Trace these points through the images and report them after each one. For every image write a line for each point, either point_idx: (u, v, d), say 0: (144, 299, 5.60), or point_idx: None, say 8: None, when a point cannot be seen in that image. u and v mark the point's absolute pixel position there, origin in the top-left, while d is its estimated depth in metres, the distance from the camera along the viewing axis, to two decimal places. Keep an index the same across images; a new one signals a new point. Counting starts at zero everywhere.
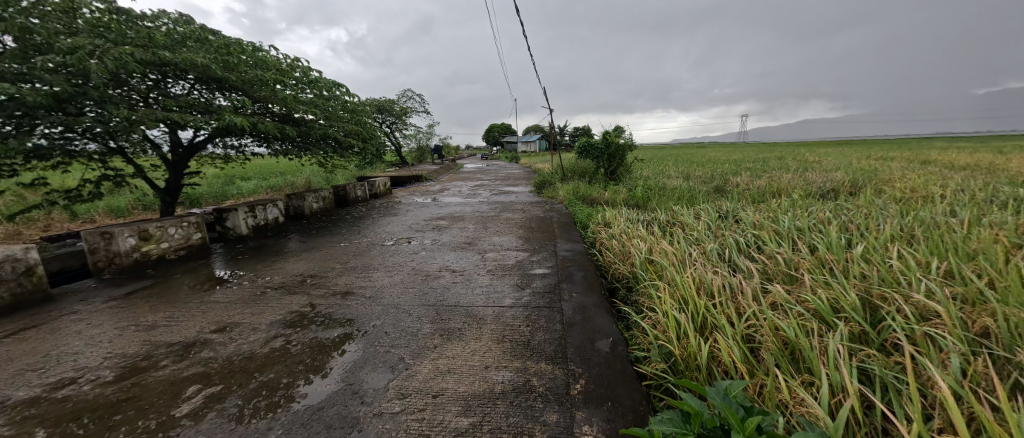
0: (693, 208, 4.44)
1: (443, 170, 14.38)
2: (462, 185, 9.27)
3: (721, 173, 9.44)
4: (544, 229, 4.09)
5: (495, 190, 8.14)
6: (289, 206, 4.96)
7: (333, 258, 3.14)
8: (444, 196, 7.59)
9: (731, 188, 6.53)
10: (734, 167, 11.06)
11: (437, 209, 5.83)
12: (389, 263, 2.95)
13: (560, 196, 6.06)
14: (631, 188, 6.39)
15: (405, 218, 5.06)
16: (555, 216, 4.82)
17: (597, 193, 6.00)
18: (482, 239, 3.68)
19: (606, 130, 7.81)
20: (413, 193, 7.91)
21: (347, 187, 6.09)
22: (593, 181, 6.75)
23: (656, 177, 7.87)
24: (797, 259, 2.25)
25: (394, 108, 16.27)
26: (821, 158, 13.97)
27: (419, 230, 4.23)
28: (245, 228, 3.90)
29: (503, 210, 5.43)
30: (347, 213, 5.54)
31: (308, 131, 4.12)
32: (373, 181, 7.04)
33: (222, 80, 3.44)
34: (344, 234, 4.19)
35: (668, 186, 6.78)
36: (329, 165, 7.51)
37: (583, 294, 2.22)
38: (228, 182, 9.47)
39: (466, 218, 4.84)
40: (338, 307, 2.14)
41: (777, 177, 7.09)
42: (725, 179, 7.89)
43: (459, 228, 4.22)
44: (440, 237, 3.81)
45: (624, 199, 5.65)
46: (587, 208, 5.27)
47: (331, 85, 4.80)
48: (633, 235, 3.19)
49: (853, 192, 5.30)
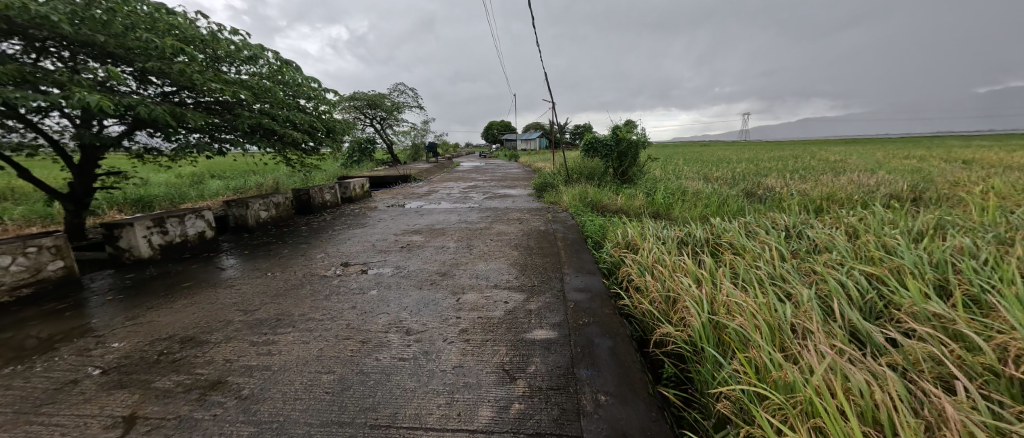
0: (737, 221, 3.46)
1: (436, 169, 13.44)
2: (453, 187, 8.31)
3: (742, 173, 8.50)
4: (545, 249, 3.11)
5: (489, 193, 7.16)
6: (228, 215, 4.01)
7: (241, 300, 2.17)
8: (431, 200, 6.61)
9: (763, 194, 5.59)
10: (752, 167, 10.12)
11: (417, 217, 4.86)
12: (314, 314, 1.97)
13: (565, 202, 5.08)
14: (645, 192, 5.45)
15: (374, 230, 4.09)
16: (559, 229, 3.86)
17: (609, 199, 5.04)
18: (462, 267, 2.70)
19: (615, 125, 6.84)
20: (396, 197, 6.94)
21: (311, 191, 5.13)
22: (602, 183, 5.80)
23: (672, 178, 6.92)
24: (992, 338, 1.30)
25: (385, 102, 15.25)
26: (842, 156, 13.04)
27: (383, 249, 3.26)
28: (148, 248, 2.95)
29: (495, 219, 4.47)
30: (306, 223, 4.57)
31: (234, 120, 3.10)
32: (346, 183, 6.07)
33: (87, 42, 2.39)
34: (285, 253, 3.22)
35: (689, 188, 5.82)
36: (298, 165, 6.55)
37: (621, 400, 1.25)
38: (193, 183, 8.48)
39: (448, 231, 3.88)
40: (171, 430, 1.17)
41: (816, 180, 6.11)
42: (751, 182, 6.91)
43: (435, 248, 3.25)
44: (406, 263, 2.83)
45: (641, 206, 4.67)
46: (598, 219, 4.30)
47: (279, 67, 3.84)
48: (675, 269, 2.22)
49: (920, 199, 4.37)
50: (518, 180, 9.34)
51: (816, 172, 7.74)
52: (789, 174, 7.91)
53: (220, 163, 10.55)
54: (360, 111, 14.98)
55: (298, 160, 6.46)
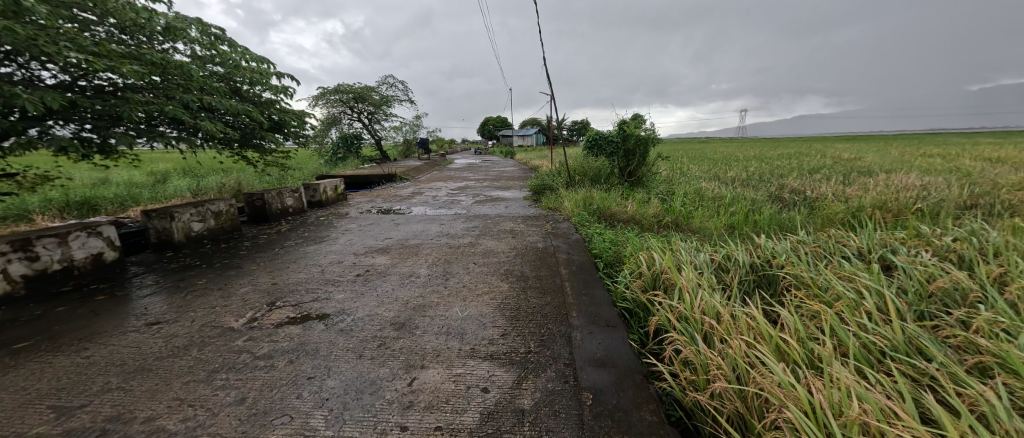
0: (788, 240, 2.73)
1: (426, 167, 12.62)
2: (441, 187, 7.52)
3: (758, 174, 7.78)
4: (545, 280, 2.36)
5: (481, 195, 6.39)
6: (149, 228, 3.20)
7: (73, 383, 1.40)
8: (414, 204, 5.85)
9: (794, 200, 4.88)
10: (766, 166, 9.41)
11: (392, 227, 4.08)
12: (169, 420, 1.21)
13: (566, 209, 4.34)
14: (659, 196, 4.72)
15: (333, 246, 3.31)
16: (561, 247, 3.10)
17: (618, 206, 4.30)
18: (429, 313, 1.94)
19: (622, 120, 6.10)
20: (375, 200, 6.15)
21: (267, 195, 4.30)
22: (609, 186, 5.05)
23: (685, 180, 6.19)
24: None
25: (373, 96, 14.40)
26: (857, 154, 12.38)
27: (333, 278, 2.49)
28: (5, 281, 2.17)
29: (483, 232, 3.70)
30: (255, 235, 3.79)
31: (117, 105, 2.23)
32: (315, 186, 5.29)
33: None
34: (201, 282, 2.44)
35: (709, 191, 5.10)
36: (262, 165, 5.75)
37: None
38: (151, 184, 7.64)
39: (423, 250, 3.12)
40: None
41: (848, 184, 5.41)
42: (772, 184, 6.21)
43: (401, 277, 2.48)
44: (354, 304, 2.06)
45: (655, 212, 4.09)
46: (608, 233, 3.56)
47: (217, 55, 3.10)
48: (741, 332, 1.49)
49: (990, 207, 3.67)
50: (513, 180, 8.58)
51: (841, 173, 7.04)
52: (812, 175, 7.21)
53: (190, 162, 9.73)
54: (346, 105, 14.09)
55: (260, 159, 5.64)
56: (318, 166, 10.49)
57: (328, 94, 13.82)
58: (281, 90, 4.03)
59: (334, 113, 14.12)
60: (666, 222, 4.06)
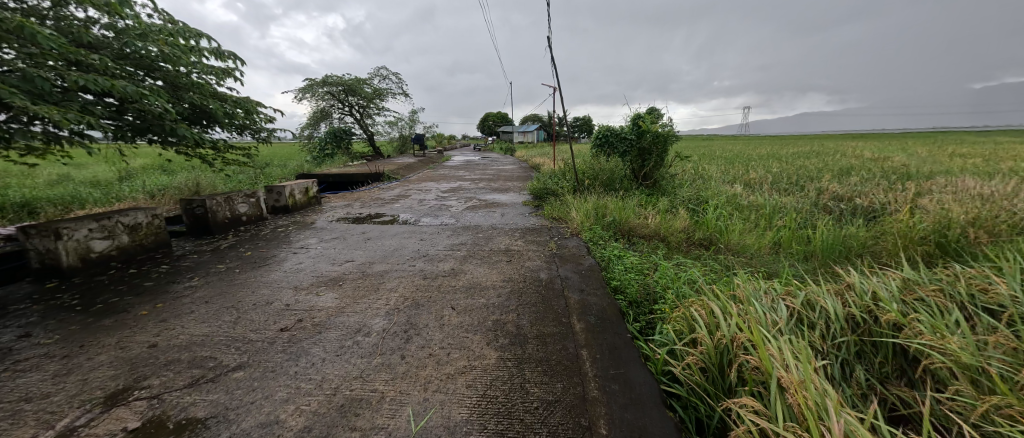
0: (887, 277, 1.99)
1: (420, 164, 11.85)
2: (431, 189, 6.74)
3: (784, 175, 7.01)
4: (552, 344, 1.60)
5: (474, 199, 5.62)
6: (29, 249, 2.44)
7: None
8: (397, 209, 5.09)
9: (844, 212, 4.12)
10: (788, 166, 8.65)
11: (360, 242, 3.32)
12: None
13: (574, 220, 3.58)
14: (685, 204, 3.94)
15: (274, 272, 2.54)
16: (571, 280, 2.33)
17: (638, 218, 3.53)
18: (362, 423, 1.18)
19: (636, 114, 5.31)
20: (354, 205, 5.38)
21: (210, 202, 3.53)
22: (623, 191, 4.30)
23: (707, 183, 5.42)
24: None
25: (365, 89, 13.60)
26: (879, 152, 11.59)
27: (244, 333, 1.72)
28: None
29: (471, 253, 2.93)
30: (185, 254, 3.03)
31: None
32: (280, 189, 4.55)
33: None
34: (49, 342, 1.67)
35: (742, 197, 4.32)
36: (221, 164, 4.98)
37: None
38: (108, 182, 6.85)
39: (387, 282, 2.34)
40: None
41: (901, 191, 4.66)
42: (805, 188, 5.46)
43: (342, 335, 1.71)
44: (249, 398, 1.30)
45: (681, 227, 3.36)
46: (631, 257, 2.80)
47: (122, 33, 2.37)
48: None
49: None
50: (512, 180, 7.80)
51: (880, 177, 6.28)
52: (846, 178, 6.44)
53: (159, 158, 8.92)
54: (336, 98, 13.28)
55: (218, 157, 4.86)
56: (301, 163, 9.71)
57: (317, 86, 12.99)
58: (218, 74, 3.23)
59: (323, 107, 13.30)
60: (698, 240, 3.30)
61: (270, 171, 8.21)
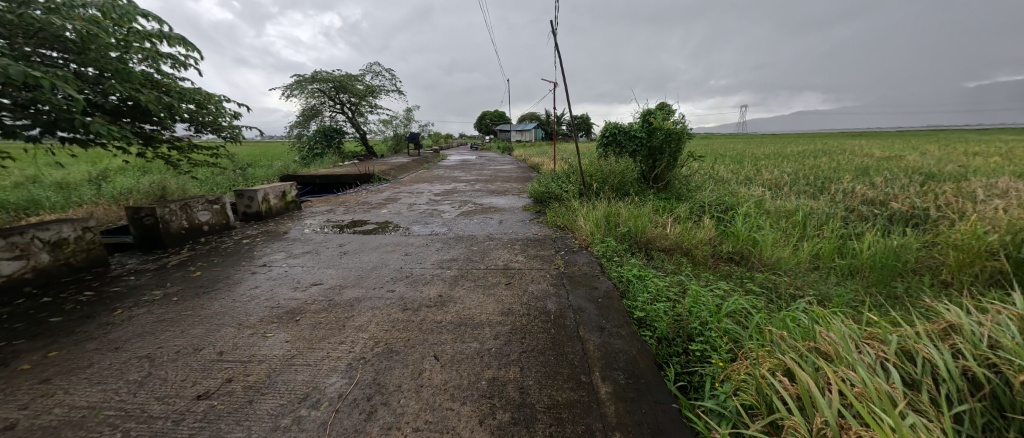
0: (998, 312, 1.54)
1: (414, 164, 11.35)
2: (424, 191, 6.25)
3: (800, 176, 6.58)
4: (570, 426, 1.14)
5: (470, 203, 5.16)
6: None
7: None
8: (384, 215, 4.61)
9: (882, 220, 3.68)
10: (801, 166, 8.23)
11: (334, 258, 2.84)
12: None
13: (583, 230, 3.14)
14: (706, 210, 3.49)
15: (219, 301, 2.06)
16: (586, 313, 1.87)
17: (656, 229, 3.08)
18: None
19: (646, 110, 4.85)
20: (337, 211, 4.89)
21: (161, 211, 3.05)
22: (635, 196, 3.86)
23: (723, 186, 4.98)
24: None
25: (357, 86, 13.08)
26: (890, 151, 11.20)
27: (143, 405, 1.25)
28: None
29: (463, 273, 2.46)
30: (121, 274, 2.53)
31: None
32: (252, 194, 4.06)
33: None
34: None
35: (767, 201, 3.88)
36: (187, 166, 4.49)
37: None
38: (73, 184, 6.31)
39: (356, 315, 1.87)
40: None
41: (940, 194, 4.24)
42: (829, 190, 5.04)
43: (279, 407, 1.24)
44: None
45: (706, 239, 2.93)
46: (655, 279, 2.37)
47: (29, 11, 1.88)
48: None
49: None
50: (511, 181, 7.33)
51: (905, 178, 5.86)
52: (868, 179, 6.02)
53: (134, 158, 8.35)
54: (326, 96, 12.74)
55: (183, 158, 4.37)
56: (288, 164, 9.20)
57: (306, 83, 12.45)
58: (156, 58, 2.75)
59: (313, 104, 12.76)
60: (727, 255, 2.85)
61: (253, 172, 7.71)
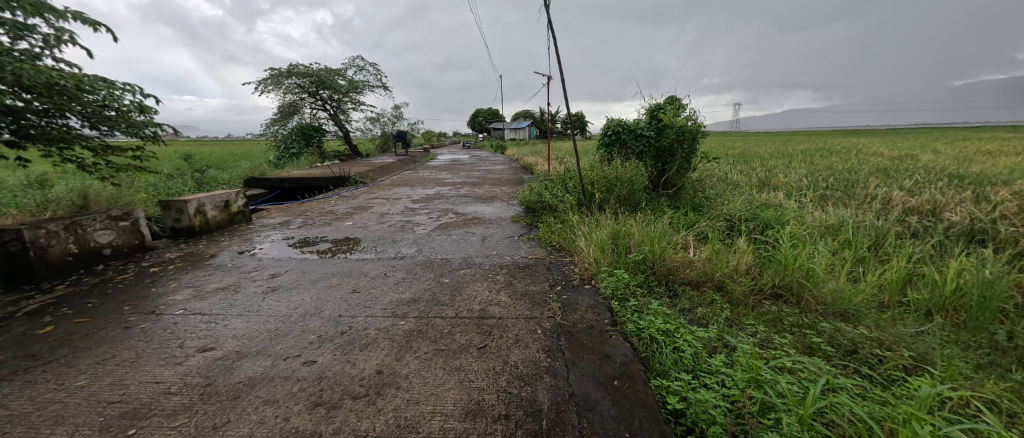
0: None
1: (398, 165, 10.58)
2: (401, 198, 5.53)
3: (820, 178, 5.95)
4: None
5: (451, 213, 4.45)
6: None
7: None
8: (348, 228, 3.89)
9: (942, 236, 3.06)
10: (813, 167, 7.62)
11: (255, 298, 2.12)
12: None
13: (586, 255, 2.46)
14: (734, 226, 2.84)
15: (35, 388, 1.34)
16: (598, 415, 1.20)
17: (677, 254, 2.42)
18: None
19: (653, 104, 4.22)
20: (294, 223, 4.16)
21: (35, 235, 2.33)
22: (645, 208, 3.20)
23: (742, 193, 4.33)
24: None
25: (339, 81, 12.27)
26: (899, 151, 10.66)
27: None
28: None
29: (421, 328, 1.76)
30: None
31: None
32: (183, 206, 3.36)
33: None
34: None
35: (804, 212, 3.23)
36: (108, 171, 3.72)
37: None
38: None
39: (233, 422, 1.17)
40: None
41: (999, 203, 3.62)
42: (862, 196, 4.41)
43: None
44: None
45: (744, 268, 2.29)
46: (689, 333, 1.72)
47: None
48: None
49: None
50: (500, 185, 6.63)
51: (938, 181, 5.26)
52: (897, 182, 5.42)
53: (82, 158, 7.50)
54: (305, 91, 11.90)
55: (101, 160, 3.61)
56: (258, 165, 8.42)
57: (283, 78, 11.61)
58: None
59: (291, 100, 11.92)
60: (773, 291, 2.20)
61: (213, 175, 6.90)
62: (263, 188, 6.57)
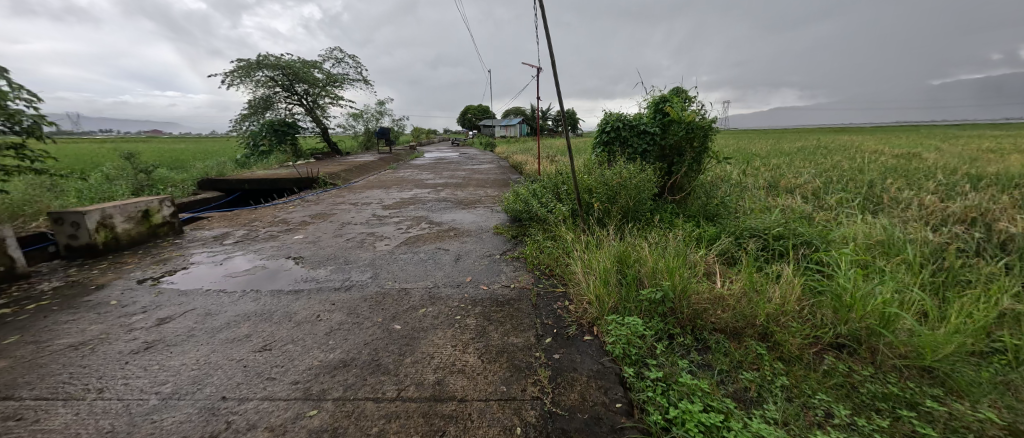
0: None
1: (378, 164, 9.84)
2: (371, 203, 4.86)
3: (834, 180, 5.45)
4: None
5: (425, 222, 3.82)
6: None
7: None
8: (297, 241, 3.23)
9: (1009, 255, 2.54)
10: (821, 166, 7.14)
11: (111, 366, 1.47)
12: None
13: (586, 290, 1.88)
14: (768, 245, 2.27)
15: None
16: None
17: (704, 287, 1.83)
18: None
19: (658, 96, 3.65)
20: (234, 235, 3.48)
21: None
22: (655, 221, 2.64)
23: (759, 199, 3.78)
24: None
25: (315, 74, 11.44)
26: (901, 150, 10.31)
27: None
28: None
29: (338, 425, 1.15)
30: None
31: None
32: (84, 218, 2.68)
33: None
34: None
35: (844, 225, 2.68)
36: None
37: None
38: None
39: None
40: None
41: None
42: (892, 202, 3.90)
43: None
44: None
45: (795, 307, 1.72)
46: (744, 428, 1.14)
47: None
48: None
49: None
50: (486, 187, 6.01)
51: (963, 184, 4.81)
52: (919, 185, 4.94)
53: None
54: (278, 85, 11.05)
55: None
56: (220, 165, 7.62)
57: (253, 70, 10.75)
58: None
59: (263, 94, 11.05)
60: (836, 339, 1.63)
61: (162, 176, 6.10)
62: (217, 191, 5.81)
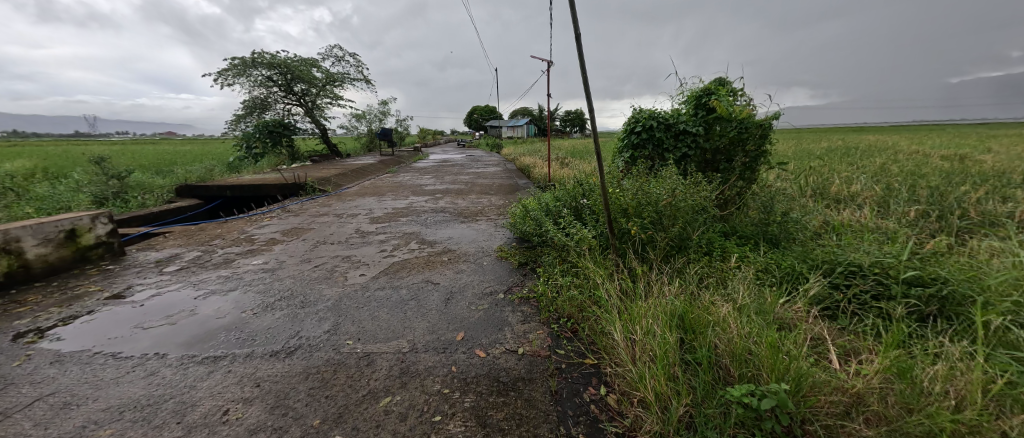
0: None
1: (378, 168, 9.27)
2: (359, 214, 4.23)
3: (895, 187, 4.68)
4: None
5: (415, 242, 3.18)
6: None
7: None
8: (254, 268, 2.61)
9: None
10: (868, 170, 6.35)
11: None
12: None
13: (636, 376, 1.21)
14: (890, 296, 1.57)
15: None
16: None
17: (827, 377, 1.16)
18: None
19: (699, 88, 2.98)
20: (184, 258, 2.88)
21: None
22: (712, 253, 1.97)
23: (823, 214, 3.08)
24: None
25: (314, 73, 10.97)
26: (946, 151, 9.42)
27: None
28: None
29: None
30: None
31: None
32: None
33: None
34: None
35: (969, 256, 1.98)
36: None
37: None
38: None
39: None
40: None
41: None
42: (987, 216, 3.16)
43: None
44: None
45: (991, 420, 1.04)
46: None
47: None
48: None
49: None
50: (490, 194, 5.37)
51: None
52: (1002, 194, 4.16)
53: None
54: (275, 84, 10.58)
55: None
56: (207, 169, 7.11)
57: (250, 69, 10.30)
58: None
59: (260, 94, 10.59)
60: None
61: (138, 182, 5.57)
62: (194, 199, 5.25)
